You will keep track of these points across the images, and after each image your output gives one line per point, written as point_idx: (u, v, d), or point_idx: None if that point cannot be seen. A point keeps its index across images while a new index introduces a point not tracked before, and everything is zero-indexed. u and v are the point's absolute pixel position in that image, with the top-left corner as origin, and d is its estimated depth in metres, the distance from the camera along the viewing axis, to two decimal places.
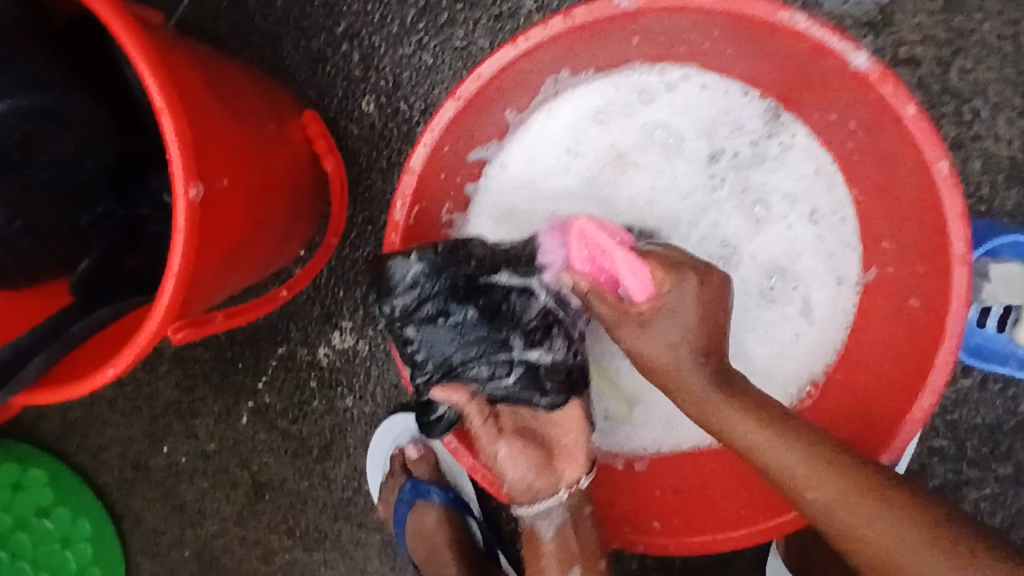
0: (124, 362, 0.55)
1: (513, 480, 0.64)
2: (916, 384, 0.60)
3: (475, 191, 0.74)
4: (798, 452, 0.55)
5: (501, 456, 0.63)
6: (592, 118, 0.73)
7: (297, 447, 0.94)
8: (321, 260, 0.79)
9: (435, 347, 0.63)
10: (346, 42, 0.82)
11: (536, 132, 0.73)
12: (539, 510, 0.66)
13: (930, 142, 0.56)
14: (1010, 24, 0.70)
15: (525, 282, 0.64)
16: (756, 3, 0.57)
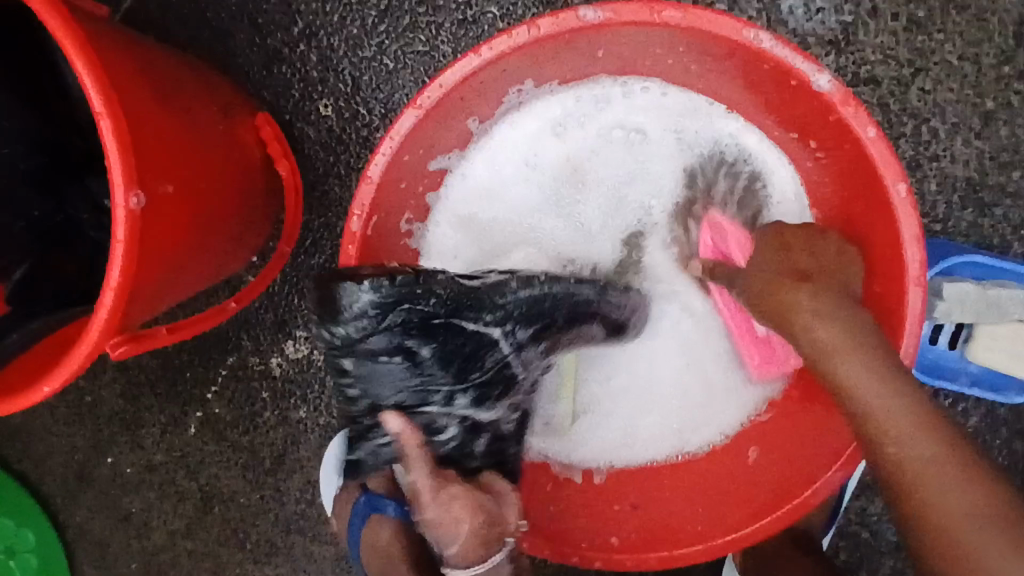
0: (58, 380, 0.52)
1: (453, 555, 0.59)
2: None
3: (436, 200, 0.72)
4: (843, 339, 0.57)
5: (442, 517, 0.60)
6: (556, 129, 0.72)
7: (248, 459, 0.90)
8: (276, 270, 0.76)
9: (382, 385, 0.63)
10: (303, 42, 0.79)
11: (498, 141, 0.72)
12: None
13: (890, 166, 0.56)
14: (968, 47, 0.71)
15: (485, 330, 0.63)
16: (722, 22, 0.56)
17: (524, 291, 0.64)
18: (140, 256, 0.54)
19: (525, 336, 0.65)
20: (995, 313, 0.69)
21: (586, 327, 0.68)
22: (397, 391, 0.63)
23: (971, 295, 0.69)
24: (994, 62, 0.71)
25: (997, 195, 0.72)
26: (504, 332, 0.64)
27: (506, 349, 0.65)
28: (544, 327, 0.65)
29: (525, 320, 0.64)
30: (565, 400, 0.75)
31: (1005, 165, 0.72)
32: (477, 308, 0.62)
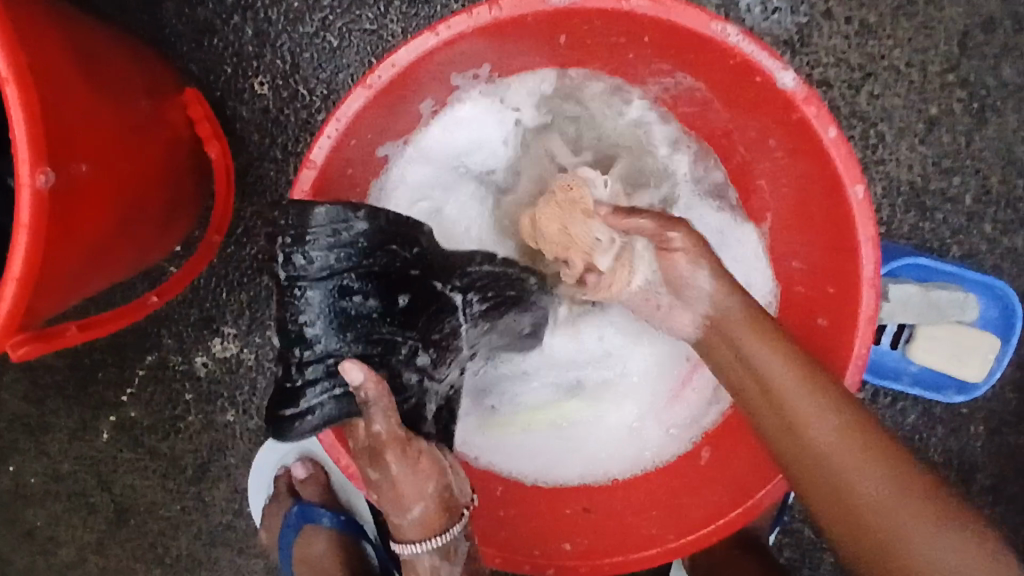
0: None
1: (418, 508, 0.52)
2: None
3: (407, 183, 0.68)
4: (855, 461, 0.51)
5: (403, 478, 0.51)
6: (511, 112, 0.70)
7: (168, 468, 0.83)
8: (201, 263, 0.67)
9: (321, 335, 0.53)
10: (237, 13, 0.72)
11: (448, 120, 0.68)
12: (445, 546, 0.54)
13: (850, 168, 0.56)
14: (917, 53, 0.73)
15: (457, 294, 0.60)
16: (690, 13, 0.55)
17: (486, 266, 0.64)
18: (50, 243, 0.47)
19: (481, 309, 0.61)
20: (936, 313, 0.72)
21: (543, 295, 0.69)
22: (353, 335, 0.54)
23: (914, 295, 0.71)
24: (940, 70, 0.73)
25: (938, 199, 0.74)
26: (464, 300, 0.60)
27: (461, 319, 0.60)
28: (496, 304, 0.63)
29: (481, 292, 0.62)
30: (525, 407, 0.72)
31: (947, 170, 0.74)
32: (448, 274, 0.61)
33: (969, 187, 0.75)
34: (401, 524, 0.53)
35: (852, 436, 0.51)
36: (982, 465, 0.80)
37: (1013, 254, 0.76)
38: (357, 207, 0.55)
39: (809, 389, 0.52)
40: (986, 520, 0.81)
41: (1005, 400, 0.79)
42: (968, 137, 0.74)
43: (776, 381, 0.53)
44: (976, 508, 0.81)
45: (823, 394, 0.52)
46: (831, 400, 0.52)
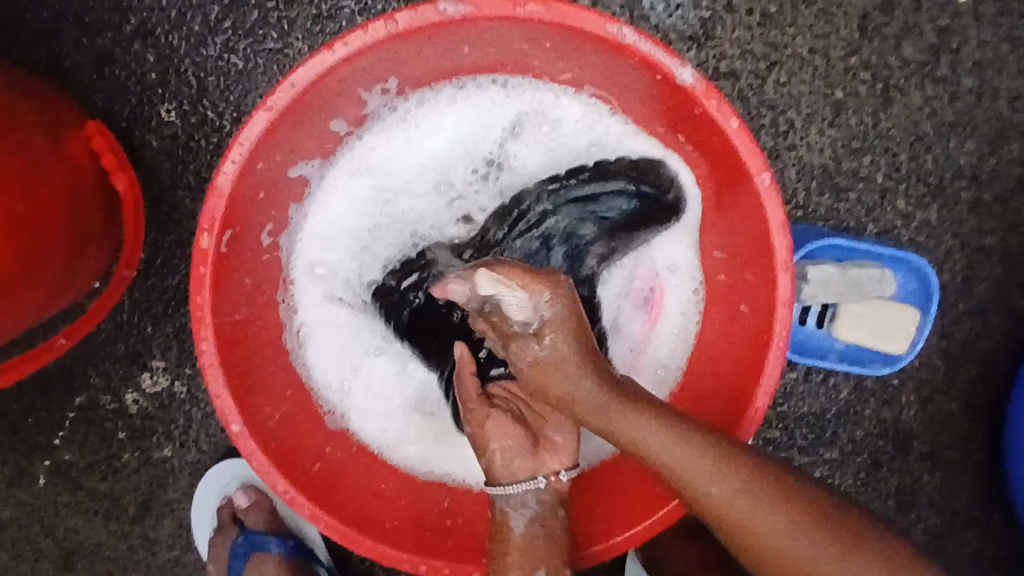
0: None
1: (497, 453, 0.60)
2: (745, 401, 0.61)
3: (327, 207, 0.68)
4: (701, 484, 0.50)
5: (490, 420, 0.61)
6: (465, 127, 0.69)
7: (108, 508, 0.81)
8: (111, 298, 0.65)
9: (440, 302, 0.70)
10: (138, 41, 0.71)
11: (394, 143, 0.68)
12: (513, 497, 0.59)
13: (754, 157, 0.57)
14: (818, 39, 0.74)
15: (563, 209, 0.68)
16: (585, 16, 0.55)
17: (575, 186, 0.67)
18: None
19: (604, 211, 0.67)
20: (880, 293, 0.74)
21: (615, 199, 0.67)
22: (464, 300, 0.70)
23: (834, 277, 0.73)
24: (843, 53, 0.75)
25: (851, 179, 0.76)
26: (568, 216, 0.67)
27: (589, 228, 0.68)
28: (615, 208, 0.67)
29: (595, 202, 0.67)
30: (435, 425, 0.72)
31: (856, 151, 0.76)
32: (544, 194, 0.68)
33: (880, 165, 0.77)
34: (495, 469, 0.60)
35: (704, 454, 0.51)
36: (917, 433, 0.83)
37: (927, 226, 0.78)
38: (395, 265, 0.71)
39: (690, 454, 0.50)
40: (927, 486, 0.84)
41: (933, 368, 0.82)
42: (875, 117, 0.76)
43: (659, 456, 0.51)
44: (916, 474, 0.83)
45: (681, 444, 0.51)
46: (690, 447, 0.51)
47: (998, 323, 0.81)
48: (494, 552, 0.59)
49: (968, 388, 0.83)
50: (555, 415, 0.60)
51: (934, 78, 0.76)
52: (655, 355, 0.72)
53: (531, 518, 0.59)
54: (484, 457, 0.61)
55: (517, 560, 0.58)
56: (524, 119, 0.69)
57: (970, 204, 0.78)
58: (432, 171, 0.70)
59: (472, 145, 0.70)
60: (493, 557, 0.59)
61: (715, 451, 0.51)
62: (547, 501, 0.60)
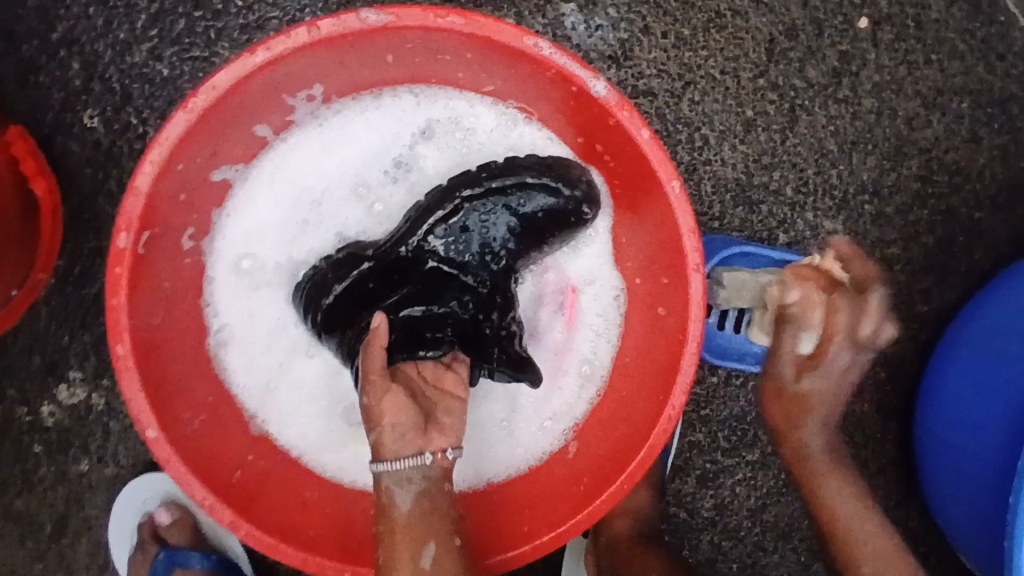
0: None
1: (387, 429, 0.57)
2: (661, 402, 0.65)
3: (248, 211, 0.68)
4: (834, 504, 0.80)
5: (388, 396, 0.58)
6: (377, 134, 0.69)
7: (21, 527, 0.78)
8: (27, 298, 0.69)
9: (351, 294, 0.65)
10: (63, 48, 0.71)
11: (307, 150, 0.68)
12: (398, 473, 0.57)
13: (664, 165, 0.61)
14: (729, 60, 0.79)
15: (478, 205, 0.65)
16: (503, 29, 0.58)
17: (492, 182, 0.65)
18: None
19: (519, 210, 0.65)
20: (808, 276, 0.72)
21: (535, 194, 0.65)
22: (381, 286, 0.66)
23: (746, 281, 0.75)
24: (752, 75, 0.80)
25: (763, 193, 0.81)
26: (481, 210, 0.65)
27: (500, 223, 0.65)
28: (531, 209, 0.65)
29: (509, 201, 0.65)
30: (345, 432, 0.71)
31: (768, 166, 0.81)
32: (460, 188, 0.65)
33: (789, 180, 0.81)
34: (383, 444, 0.57)
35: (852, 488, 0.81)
36: None
37: (835, 237, 0.83)
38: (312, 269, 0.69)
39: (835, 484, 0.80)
40: None
41: None
42: (783, 135, 0.81)
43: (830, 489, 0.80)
44: None
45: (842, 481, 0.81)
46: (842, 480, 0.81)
47: (903, 328, 0.86)
48: (382, 533, 0.57)
49: (878, 391, 0.87)
50: (442, 400, 0.62)
51: (837, 98, 0.82)
52: (581, 355, 0.74)
53: (418, 494, 0.57)
54: (374, 432, 0.58)
55: (402, 539, 0.56)
56: (434, 125, 0.69)
57: (873, 216, 0.84)
58: (344, 178, 0.69)
59: (386, 147, 0.70)
60: (380, 538, 0.57)
61: (845, 484, 0.81)
62: (434, 476, 0.58)
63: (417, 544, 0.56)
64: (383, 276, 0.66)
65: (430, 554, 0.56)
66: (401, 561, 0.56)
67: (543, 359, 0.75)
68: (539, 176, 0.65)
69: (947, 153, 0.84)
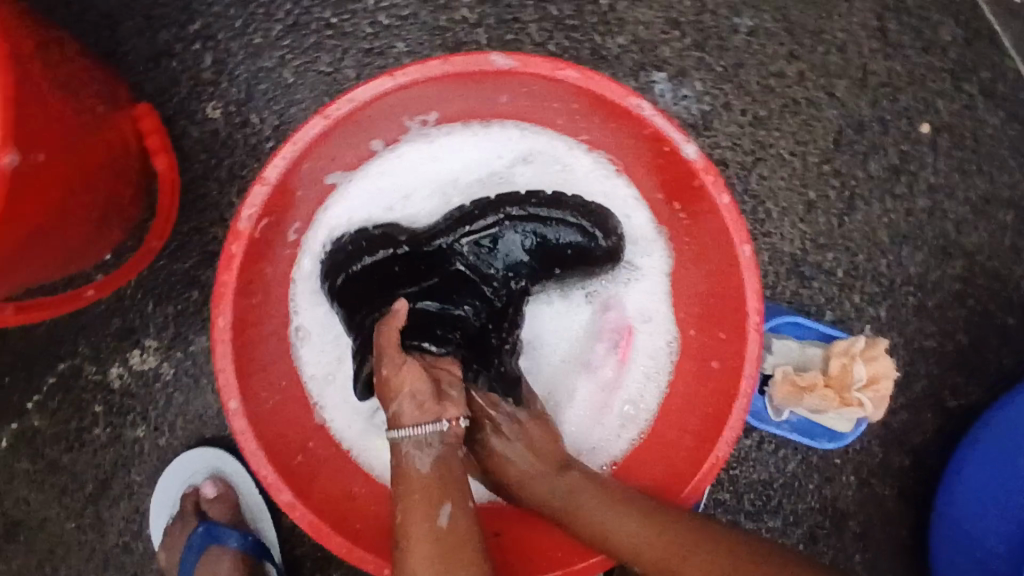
0: None
1: (406, 399, 0.61)
2: (704, 454, 0.68)
3: (350, 204, 0.72)
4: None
5: (406, 365, 0.61)
6: (480, 154, 0.74)
7: (66, 482, 0.82)
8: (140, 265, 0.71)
9: (374, 275, 0.69)
10: (199, 42, 0.77)
11: (414, 156, 0.73)
12: (420, 437, 0.60)
13: (739, 230, 0.65)
14: (800, 144, 0.85)
15: (512, 224, 0.70)
16: (613, 88, 0.64)
17: (531, 209, 0.71)
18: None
19: (546, 239, 0.71)
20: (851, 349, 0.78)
21: (570, 231, 0.71)
22: (405, 273, 0.69)
23: (793, 350, 0.81)
24: (819, 161, 0.85)
25: (815, 270, 0.86)
26: (515, 230, 0.70)
27: (525, 247, 0.71)
28: (558, 241, 0.71)
29: (542, 230, 0.71)
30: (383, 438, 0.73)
31: (823, 246, 0.86)
32: (498, 206, 0.71)
33: (841, 262, 0.86)
34: (399, 412, 0.61)
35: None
36: (853, 512, 0.90)
37: (877, 322, 0.88)
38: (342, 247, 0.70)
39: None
40: (857, 565, 0.90)
41: (871, 453, 0.90)
42: (840, 220, 0.86)
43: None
44: (847, 552, 0.90)
45: None
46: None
47: (930, 419, 0.90)
48: (400, 495, 0.59)
49: (900, 476, 0.90)
50: (449, 377, 0.65)
51: (893, 194, 0.87)
52: (625, 395, 0.77)
53: (434, 458, 0.60)
54: (392, 404, 0.61)
55: (418, 502, 0.58)
56: (534, 155, 0.74)
57: (914, 307, 0.89)
58: (440, 185, 0.74)
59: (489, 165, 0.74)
60: (397, 499, 0.59)
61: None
62: (450, 444, 0.61)
63: (434, 503, 0.58)
64: (410, 264, 0.70)
65: (447, 514, 0.58)
66: (418, 524, 0.57)
67: (585, 391, 0.79)
68: (579, 216, 0.71)
69: (989, 260, 0.89)
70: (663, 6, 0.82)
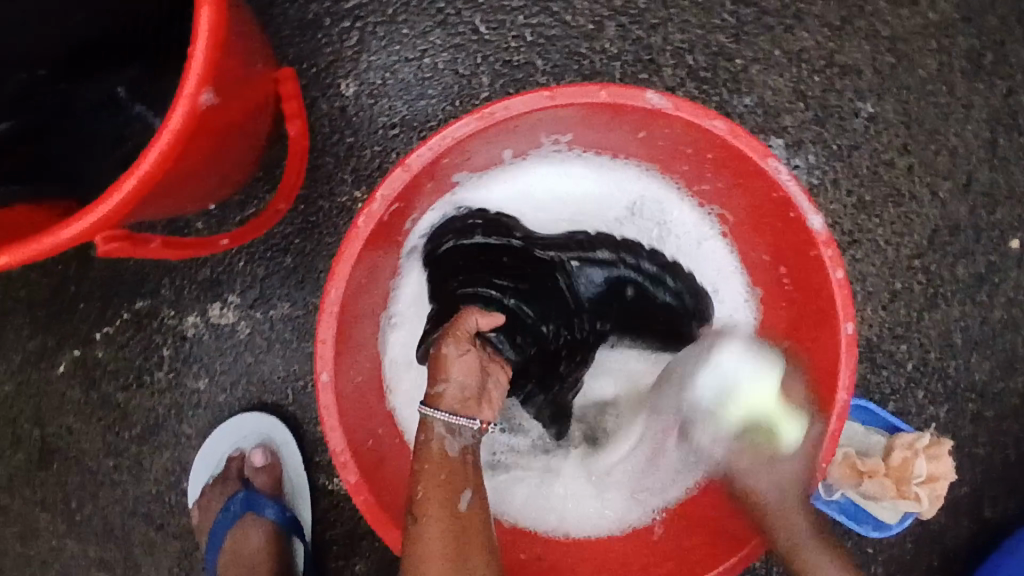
0: (21, 257, 0.45)
1: (454, 384, 0.63)
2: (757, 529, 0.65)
3: (474, 202, 0.75)
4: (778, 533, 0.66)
5: (459, 358, 0.65)
6: (603, 192, 0.77)
7: (114, 420, 0.81)
8: (267, 221, 0.69)
9: (483, 256, 0.76)
10: (349, 19, 0.78)
11: (546, 177, 0.76)
12: (454, 424, 0.61)
13: (847, 309, 0.63)
14: (895, 235, 0.86)
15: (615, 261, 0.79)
16: (754, 146, 0.63)
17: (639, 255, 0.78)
18: (177, 150, 0.48)
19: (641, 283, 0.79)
20: (915, 443, 0.79)
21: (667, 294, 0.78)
22: (510, 256, 0.77)
23: (857, 434, 0.83)
24: (910, 254, 0.87)
25: (886, 359, 0.87)
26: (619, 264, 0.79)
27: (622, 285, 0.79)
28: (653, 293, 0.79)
29: (644, 275, 0.78)
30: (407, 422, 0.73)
31: (898, 337, 0.87)
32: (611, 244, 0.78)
33: (913, 356, 0.87)
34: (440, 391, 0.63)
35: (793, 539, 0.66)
36: None
37: (935, 422, 0.89)
38: (464, 233, 0.75)
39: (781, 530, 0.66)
40: None
41: (904, 550, 0.90)
42: (919, 315, 0.87)
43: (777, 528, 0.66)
44: None
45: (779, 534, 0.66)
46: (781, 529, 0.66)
47: (967, 526, 0.90)
48: (420, 472, 0.59)
49: None
50: (497, 376, 0.68)
51: (976, 301, 0.88)
52: (688, 452, 0.75)
53: (464, 447, 0.62)
54: (440, 383, 0.63)
55: (441, 484, 0.58)
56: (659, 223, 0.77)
57: (973, 414, 0.89)
58: (564, 217, 0.78)
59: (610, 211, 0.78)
60: (416, 475, 0.59)
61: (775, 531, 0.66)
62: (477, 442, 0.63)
63: (457, 487, 0.59)
64: (515, 256, 0.77)
65: (466, 502, 0.59)
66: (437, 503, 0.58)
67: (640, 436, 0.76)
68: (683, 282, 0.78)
69: None
70: (794, 76, 0.84)
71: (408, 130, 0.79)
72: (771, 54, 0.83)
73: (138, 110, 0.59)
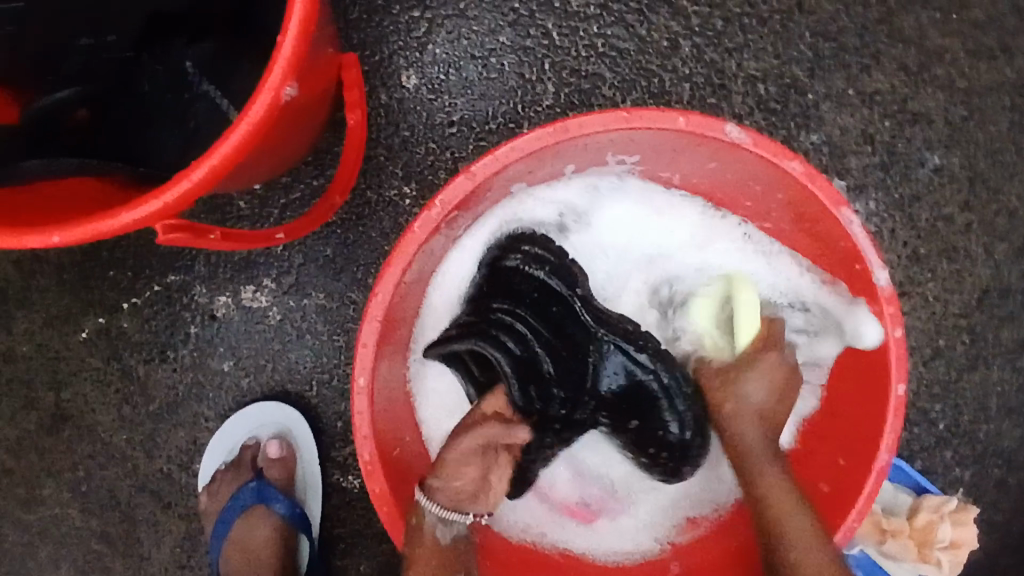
0: (79, 238, 0.43)
1: (452, 484, 0.61)
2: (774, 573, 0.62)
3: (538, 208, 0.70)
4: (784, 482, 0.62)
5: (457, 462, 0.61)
6: (673, 223, 0.72)
7: (132, 393, 0.79)
8: (316, 216, 0.67)
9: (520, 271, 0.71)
10: (418, 9, 0.76)
11: (618, 192, 0.71)
12: (448, 519, 0.61)
13: (901, 370, 0.60)
14: (944, 292, 0.84)
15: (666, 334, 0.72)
16: (829, 192, 0.60)
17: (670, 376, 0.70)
18: (251, 141, 0.45)
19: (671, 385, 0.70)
20: (940, 507, 0.79)
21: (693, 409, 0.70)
22: (545, 275, 0.71)
23: (885, 491, 0.82)
24: (957, 313, 0.85)
25: (919, 415, 0.86)
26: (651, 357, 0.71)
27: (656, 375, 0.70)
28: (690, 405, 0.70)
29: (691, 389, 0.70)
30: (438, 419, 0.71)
31: (934, 395, 0.86)
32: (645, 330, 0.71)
33: (946, 416, 0.86)
34: (435, 482, 0.61)
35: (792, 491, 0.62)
36: None
37: (960, 484, 0.87)
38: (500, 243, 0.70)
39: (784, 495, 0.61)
40: None
41: None
42: (958, 375, 0.86)
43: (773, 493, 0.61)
44: None
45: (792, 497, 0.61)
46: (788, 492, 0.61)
47: None
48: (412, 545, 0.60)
49: None
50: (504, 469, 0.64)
51: (1017, 367, 0.86)
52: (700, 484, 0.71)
53: (455, 535, 0.62)
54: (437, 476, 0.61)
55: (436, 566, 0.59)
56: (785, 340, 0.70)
57: (1001, 481, 0.87)
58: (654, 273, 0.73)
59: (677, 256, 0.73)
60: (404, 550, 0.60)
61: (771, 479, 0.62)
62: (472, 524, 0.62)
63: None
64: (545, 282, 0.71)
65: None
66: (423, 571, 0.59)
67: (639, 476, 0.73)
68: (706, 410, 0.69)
69: None
70: (864, 119, 0.81)
71: (465, 130, 0.77)
72: (844, 93, 0.81)
73: (203, 88, 0.58)
